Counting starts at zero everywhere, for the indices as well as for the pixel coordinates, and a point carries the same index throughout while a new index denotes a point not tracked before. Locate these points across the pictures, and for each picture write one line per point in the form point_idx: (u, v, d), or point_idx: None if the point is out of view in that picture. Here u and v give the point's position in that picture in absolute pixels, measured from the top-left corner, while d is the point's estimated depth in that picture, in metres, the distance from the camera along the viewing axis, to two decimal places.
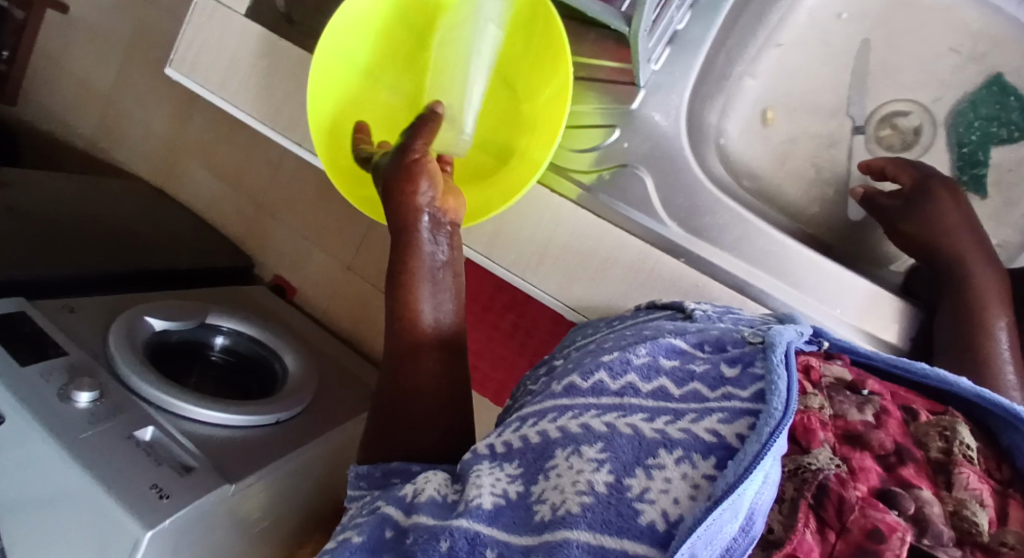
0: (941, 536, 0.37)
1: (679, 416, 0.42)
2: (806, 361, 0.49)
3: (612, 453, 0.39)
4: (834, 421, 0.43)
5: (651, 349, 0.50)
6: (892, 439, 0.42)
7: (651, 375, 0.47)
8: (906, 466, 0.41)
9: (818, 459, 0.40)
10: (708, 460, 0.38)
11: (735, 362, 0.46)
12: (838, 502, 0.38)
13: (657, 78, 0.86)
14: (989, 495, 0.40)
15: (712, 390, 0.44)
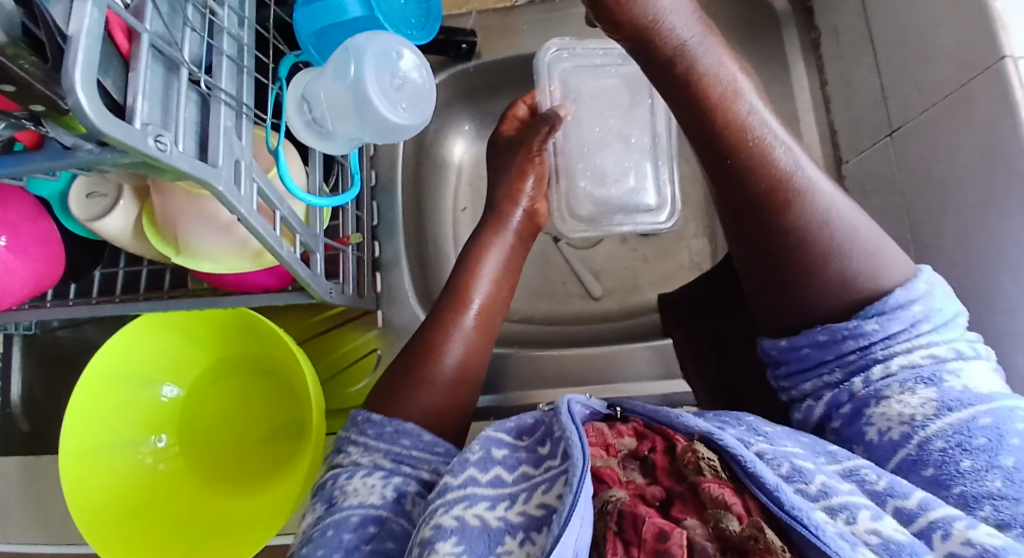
0: (706, 550, 0.35)
1: (514, 498, 0.43)
2: (595, 436, 0.45)
3: (465, 545, 0.40)
4: (626, 485, 0.42)
5: (484, 443, 0.46)
6: (661, 485, 0.41)
7: (487, 465, 0.44)
8: (673, 504, 0.39)
9: (615, 494, 0.40)
10: (520, 517, 0.41)
11: (544, 438, 0.46)
12: (633, 520, 0.37)
13: None
14: (732, 494, 0.38)
15: (535, 466, 0.44)
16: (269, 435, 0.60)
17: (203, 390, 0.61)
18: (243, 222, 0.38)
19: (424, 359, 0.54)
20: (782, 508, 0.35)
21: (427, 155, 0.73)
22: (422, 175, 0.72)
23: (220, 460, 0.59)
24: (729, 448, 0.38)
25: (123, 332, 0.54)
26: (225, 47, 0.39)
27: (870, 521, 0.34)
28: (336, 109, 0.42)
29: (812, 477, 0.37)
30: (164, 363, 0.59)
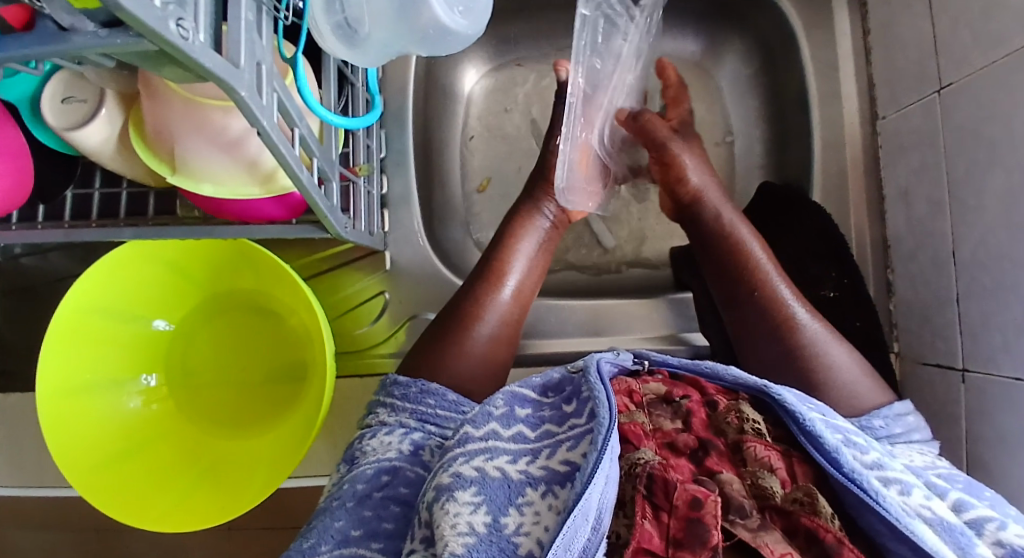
0: (743, 508, 0.33)
1: (536, 454, 0.37)
2: (623, 386, 0.42)
3: (485, 494, 0.34)
4: (654, 435, 0.39)
5: (506, 398, 0.41)
6: (694, 437, 0.39)
7: (508, 422, 0.39)
8: (709, 458, 0.37)
9: (646, 453, 0.37)
10: (542, 474, 0.36)
11: (571, 397, 0.41)
12: (665, 484, 0.34)
13: None
14: (778, 458, 0.37)
15: (559, 424, 0.39)
16: (276, 377, 0.55)
17: (198, 329, 0.56)
18: (263, 137, 0.33)
19: (463, 330, 0.52)
20: (841, 470, 0.33)
21: (437, 85, 0.67)
22: (430, 108, 0.66)
23: (216, 403, 0.55)
24: (788, 404, 0.36)
25: (105, 261, 0.49)
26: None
27: (922, 497, 0.34)
28: (385, 18, 0.39)
29: (866, 449, 0.36)
30: (154, 298, 0.54)
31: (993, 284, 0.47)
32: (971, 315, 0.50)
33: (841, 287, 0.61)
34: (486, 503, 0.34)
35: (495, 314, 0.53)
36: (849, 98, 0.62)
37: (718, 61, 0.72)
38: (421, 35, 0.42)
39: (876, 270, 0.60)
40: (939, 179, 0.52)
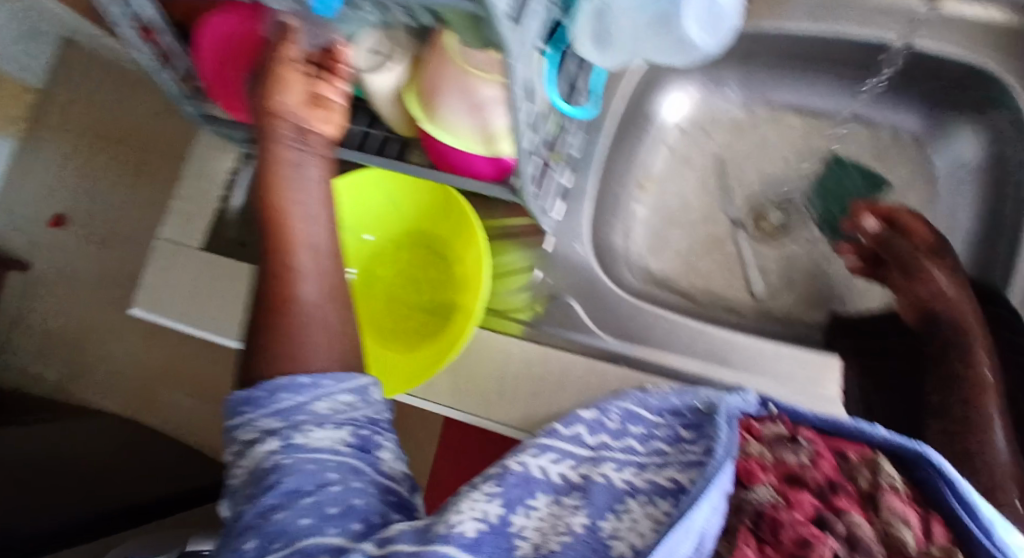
0: (868, 547, 0.37)
1: (642, 468, 0.47)
2: (747, 423, 0.51)
3: (590, 502, 0.43)
4: (775, 467, 0.45)
5: (624, 416, 0.56)
6: (823, 473, 0.44)
7: (621, 436, 0.53)
8: (839, 496, 0.42)
9: (757, 493, 0.42)
10: (651, 517, 0.42)
11: (691, 427, 0.51)
12: (773, 524, 0.40)
13: (560, 226, 0.73)
14: (915, 516, 0.40)
15: (669, 446, 0.50)
16: (439, 310, 0.73)
17: (393, 251, 0.77)
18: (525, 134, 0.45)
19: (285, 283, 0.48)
20: (993, 544, 0.39)
21: None
22: None
23: (387, 331, 0.74)
24: (936, 459, 0.42)
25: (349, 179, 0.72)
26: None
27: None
28: (641, 26, 0.50)
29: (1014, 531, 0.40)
30: (390, 209, 0.76)
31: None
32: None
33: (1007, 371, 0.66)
34: (590, 506, 0.43)
35: (311, 154, 0.54)
36: None
37: None
38: (663, 35, 0.52)
39: None
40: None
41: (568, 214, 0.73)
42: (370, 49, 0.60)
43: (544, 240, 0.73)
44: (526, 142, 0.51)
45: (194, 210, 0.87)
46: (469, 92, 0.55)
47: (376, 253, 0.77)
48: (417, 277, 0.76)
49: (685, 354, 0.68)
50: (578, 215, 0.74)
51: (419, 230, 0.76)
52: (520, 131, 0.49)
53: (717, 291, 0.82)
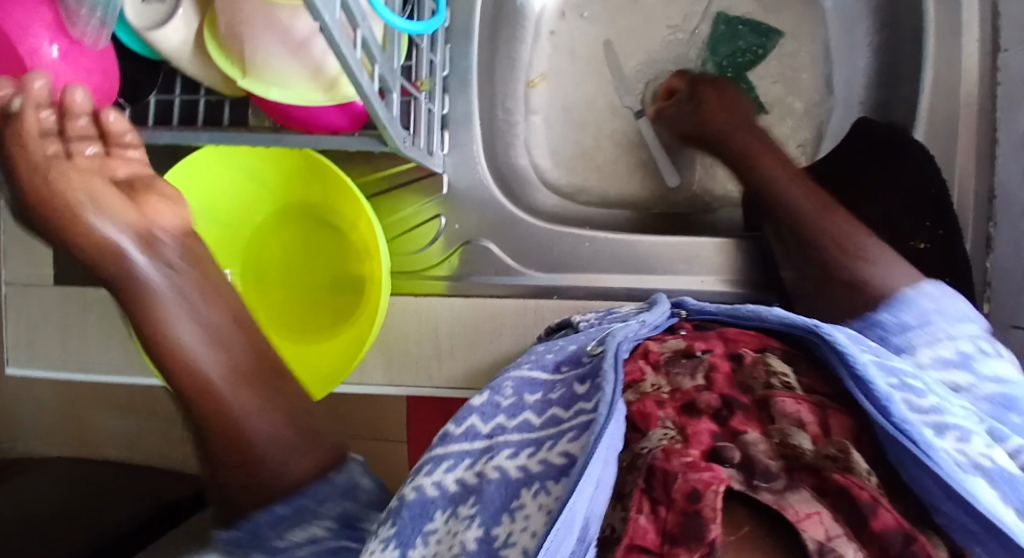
0: (768, 471, 0.34)
1: (538, 446, 0.39)
2: (645, 347, 0.45)
3: (482, 505, 0.37)
4: (673, 397, 0.41)
5: (516, 385, 0.45)
6: (717, 395, 0.40)
7: (516, 412, 0.43)
8: (735, 416, 0.38)
9: (649, 441, 0.37)
10: (539, 468, 0.38)
11: (585, 377, 0.42)
12: (664, 477, 0.34)
13: (456, 162, 0.69)
14: (809, 414, 0.37)
15: (566, 410, 0.41)
16: (348, 285, 0.66)
17: (278, 226, 0.67)
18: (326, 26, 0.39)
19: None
20: (889, 419, 0.34)
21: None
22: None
23: (282, 307, 0.67)
24: (839, 343, 0.37)
25: (191, 159, 0.60)
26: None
27: (983, 446, 0.35)
28: None
29: (924, 395, 0.37)
30: (261, 190, 0.65)
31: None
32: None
33: (933, 239, 0.62)
34: (481, 514, 0.36)
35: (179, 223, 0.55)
36: None
37: None
38: None
39: (976, 222, 0.62)
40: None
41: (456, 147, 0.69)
42: (141, 2, 0.51)
43: (444, 164, 0.69)
44: (364, 83, 0.45)
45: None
46: (279, 28, 0.45)
47: (252, 208, 0.66)
48: (313, 239, 0.67)
49: (613, 276, 0.68)
50: (471, 125, 0.69)
51: (302, 194, 0.65)
52: (343, 46, 0.41)
53: (638, 197, 0.76)
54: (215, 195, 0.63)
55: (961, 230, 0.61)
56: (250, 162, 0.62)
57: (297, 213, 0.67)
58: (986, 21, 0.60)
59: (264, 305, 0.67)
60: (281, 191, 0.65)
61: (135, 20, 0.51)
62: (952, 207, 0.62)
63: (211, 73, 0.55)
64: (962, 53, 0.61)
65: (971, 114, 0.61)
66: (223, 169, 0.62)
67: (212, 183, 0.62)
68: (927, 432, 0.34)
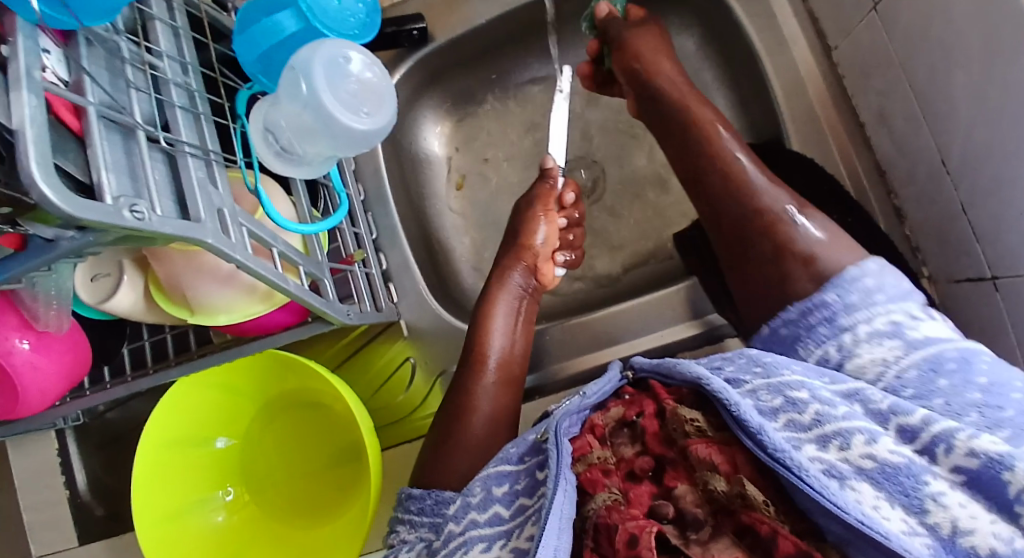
0: (696, 519, 0.37)
1: (508, 536, 0.42)
2: (591, 421, 0.46)
3: None
4: (619, 465, 0.43)
5: (484, 480, 0.45)
6: (650, 456, 0.42)
7: (485, 502, 0.44)
8: (665, 473, 0.41)
9: (596, 502, 0.40)
10: (510, 556, 0.40)
11: (543, 464, 0.45)
12: (608, 534, 0.37)
13: (406, 304, 0.73)
14: (718, 453, 0.39)
15: (530, 497, 0.43)
16: (340, 459, 0.70)
17: (270, 418, 0.72)
18: (244, 264, 0.44)
19: (475, 369, 0.62)
20: (766, 451, 0.36)
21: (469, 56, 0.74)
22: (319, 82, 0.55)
23: (286, 497, 0.70)
24: (716, 392, 0.40)
25: (163, 405, 0.63)
26: (165, 47, 0.44)
27: (864, 445, 0.36)
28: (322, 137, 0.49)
29: (806, 407, 0.39)
30: (243, 397, 0.70)
31: (984, 192, 0.51)
32: (980, 222, 0.53)
33: (846, 227, 0.65)
34: None
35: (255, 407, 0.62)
36: (876, 36, 0.58)
37: None
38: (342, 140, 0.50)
39: (881, 199, 0.65)
40: (915, 101, 0.56)
41: (403, 294, 0.73)
42: (90, 278, 0.57)
43: (398, 310, 0.73)
44: (292, 286, 0.50)
45: (33, 464, 0.76)
46: (200, 265, 0.51)
47: (244, 411, 0.71)
48: (309, 420, 0.71)
49: (581, 357, 0.73)
50: (411, 271, 0.73)
51: (285, 387, 0.70)
52: (264, 270, 0.46)
53: (585, 271, 0.81)
54: (207, 415, 0.68)
55: (868, 211, 0.65)
56: (239, 376, 0.68)
57: (286, 402, 0.71)
58: (808, 30, 0.67)
59: (272, 501, 0.70)
60: (269, 389, 0.70)
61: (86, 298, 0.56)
62: (851, 195, 0.66)
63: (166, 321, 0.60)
64: (797, 61, 0.68)
65: (827, 109, 0.67)
66: (209, 389, 0.67)
67: (200, 404, 0.67)
68: (799, 453, 0.36)
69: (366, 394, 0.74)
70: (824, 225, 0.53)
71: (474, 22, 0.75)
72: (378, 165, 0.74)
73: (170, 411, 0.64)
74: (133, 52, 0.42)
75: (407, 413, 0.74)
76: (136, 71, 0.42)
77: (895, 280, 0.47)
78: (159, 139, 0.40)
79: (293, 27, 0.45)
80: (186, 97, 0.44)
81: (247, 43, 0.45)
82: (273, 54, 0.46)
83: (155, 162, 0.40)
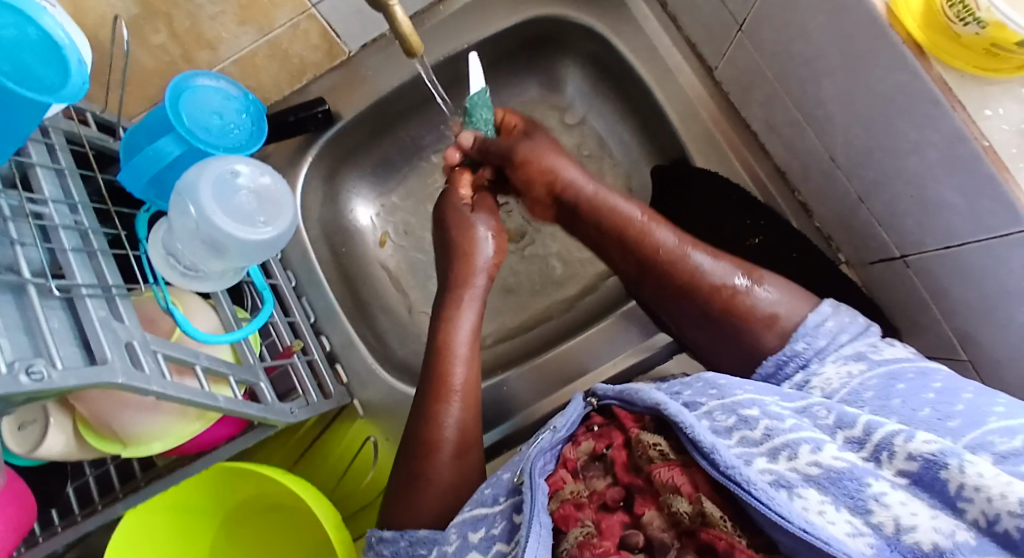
0: (665, 543, 0.38)
1: None
2: (563, 456, 0.46)
3: None
4: (591, 498, 0.43)
5: (460, 528, 0.46)
6: (620, 487, 0.43)
7: (465, 550, 0.44)
8: (636, 501, 0.41)
9: (568, 539, 0.40)
10: None
11: (520, 506, 0.44)
12: None
13: (357, 381, 0.72)
14: (682, 474, 0.40)
15: (509, 541, 0.43)
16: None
17: (235, 527, 0.69)
18: (165, 394, 0.43)
19: (446, 358, 0.60)
20: (719, 468, 0.37)
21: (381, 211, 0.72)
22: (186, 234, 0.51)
23: None
24: (674, 416, 0.41)
25: (118, 536, 0.60)
26: (48, 193, 0.44)
27: (810, 453, 0.38)
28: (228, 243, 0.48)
29: (757, 422, 0.41)
30: (203, 512, 0.68)
31: (875, 185, 0.54)
32: (879, 211, 0.55)
33: (761, 231, 0.67)
34: None
35: None
36: (746, 55, 0.61)
37: (631, 26, 0.72)
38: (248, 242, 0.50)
39: (790, 198, 0.67)
40: (796, 109, 0.58)
41: (353, 372, 0.72)
42: (18, 427, 0.55)
43: (349, 391, 0.72)
44: (226, 402, 0.49)
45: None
46: (126, 401, 0.50)
47: (212, 524, 0.69)
48: (275, 522, 0.69)
49: (540, 401, 0.73)
50: (356, 349, 0.73)
51: (243, 494, 0.67)
52: (189, 395, 0.45)
53: (532, 312, 0.82)
54: (173, 536, 0.66)
55: (781, 212, 0.67)
56: (192, 491, 0.65)
57: (248, 507, 0.68)
58: (688, 53, 0.70)
59: None
60: (231, 499, 0.68)
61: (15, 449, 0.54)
62: (763, 199, 0.68)
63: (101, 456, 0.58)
64: (684, 83, 0.70)
65: (721, 124, 0.70)
66: (164, 510, 0.64)
67: (163, 527, 0.65)
68: (750, 467, 0.38)
69: (335, 480, 0.73)
70: (774, 283, 0.54)
71: (374, 96, 0.76)
72: (305, 250, 0.74)
73: (129, 541, 0.62)
74: (12, 205, 0.41)
75: (377, 489, 0.72)
76: (19, 223, 0.41)
77: (851, 318, 0.50)
78: (52, 290, 0.39)
79: (177, 150, 0.44)
80: (79, 238, 0.44)
81: (132, 174, 0.45)
82: (161, 179, 0.46)
83: (51, 313, 0.39)
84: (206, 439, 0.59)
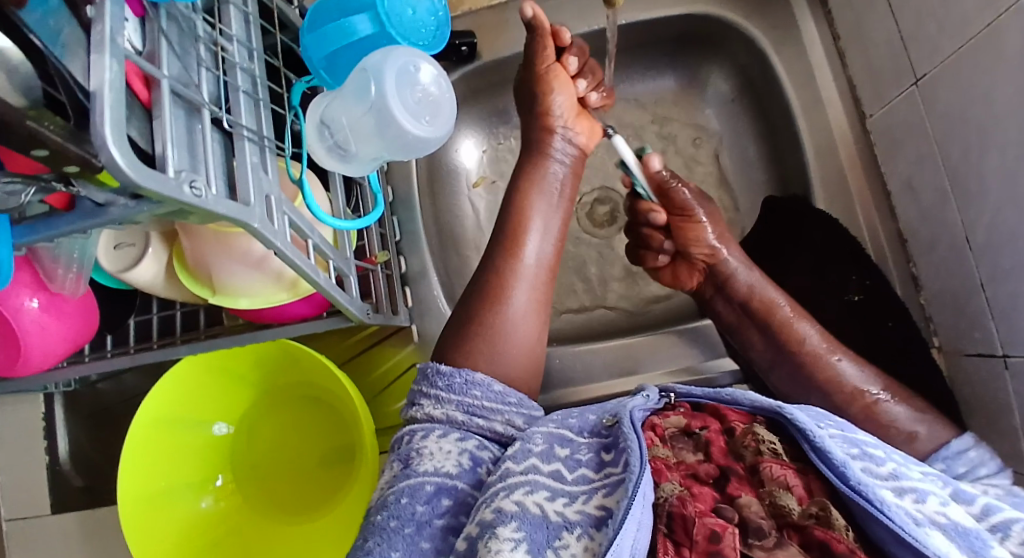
0: (762, 529, 0.36)
1: (573, 497, 0.40)
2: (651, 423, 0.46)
3: (527, 531, 0.37)
4: (679, 468, 0.43)
5: (546, 436, 0.45)
6: (715, 466, 0.42)
7: (551, 456, 0.43)
8: (730, 482, 0.40)
9: (664, 491, 0.40)
10: (578, 516, 0.39)
11: (610, 446, 0.43)
12: (682, 522, 0.37)
13: (419, 310, 0.73)
14: (795, 476, 0.40)
15: (596, 471, 0.42)
16: (335, 459, 0.69)
17: (270, 410, 0.71)
18: (281, 253, 0.44)
19: (521, 227, 0.61)
20: (848, 483, 0.36)
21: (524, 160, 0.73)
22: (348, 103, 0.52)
23: (273, 491, 0.69)
24: (798, 421, 0.40)
25: (169, 378, 0.62)
26: (236, 32, 0.45)
27: (939, 505, 0.37)
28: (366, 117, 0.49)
29: (882, 461, 0.40)
30: (244, 383, 0.69)
31: (1005, 274, 0.52)
32: (999, 300, 0.54)
33: (865, 290, 0.67)
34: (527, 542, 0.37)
35: None
36: (911, 110, 0.60)
37: (793, 53, 0.72)
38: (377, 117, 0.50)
39: (899, 267, 0.66)
40: (945, 175, 0.57)
41: (418, 300, 0.73)
42: (113, 246, 0.56)
43: (410, 316, 0.73)
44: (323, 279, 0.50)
45: (14, 423, 0.74)
46: (234, 250, 0.51)
47: (247, 398, 0.70)
48: (309, 415, 0.70)
49: (585, 385, 0.73)
50: (428, 279, 0.73)
51: (291, 378, 0.69)
52: (299, 261, 0.46)
53: (598, 299, 0.82)
54: (214, 396, 0.68)
55: (886, 276, 0.66)
56: (245, 360, 0.67)
57: (288, 390, 0.70)
58: (844, 93, 0.69)
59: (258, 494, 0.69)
60: (273, 379, 0.70)
61: (106, 264, 0.56)
62: (871, 258, 0.67)
63: (182, 295, 0.60)
64: (831, 121, 0.70)
65: (857, 172, 0.69)
66: (213, 367, 0.66)
67: (207, 381, 0.66)
68: (881, 490, 0.36)
69: (372, 395, 0.74)
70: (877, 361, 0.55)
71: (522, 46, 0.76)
72: (410, 170, 0.75)
73: (173, 384, 0.63)
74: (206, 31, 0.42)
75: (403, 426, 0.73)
76: (206, 49, 0.42)
77: (991, 454, 0.50)
78: (222, 120, 0.40)
79: (368, 29, 0.46)
80: (249, 82, 0.45)
81: (317, 41, 0.47)
82: (339, 54, 0.47)
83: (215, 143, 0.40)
84: (278, 313, 0.60)
